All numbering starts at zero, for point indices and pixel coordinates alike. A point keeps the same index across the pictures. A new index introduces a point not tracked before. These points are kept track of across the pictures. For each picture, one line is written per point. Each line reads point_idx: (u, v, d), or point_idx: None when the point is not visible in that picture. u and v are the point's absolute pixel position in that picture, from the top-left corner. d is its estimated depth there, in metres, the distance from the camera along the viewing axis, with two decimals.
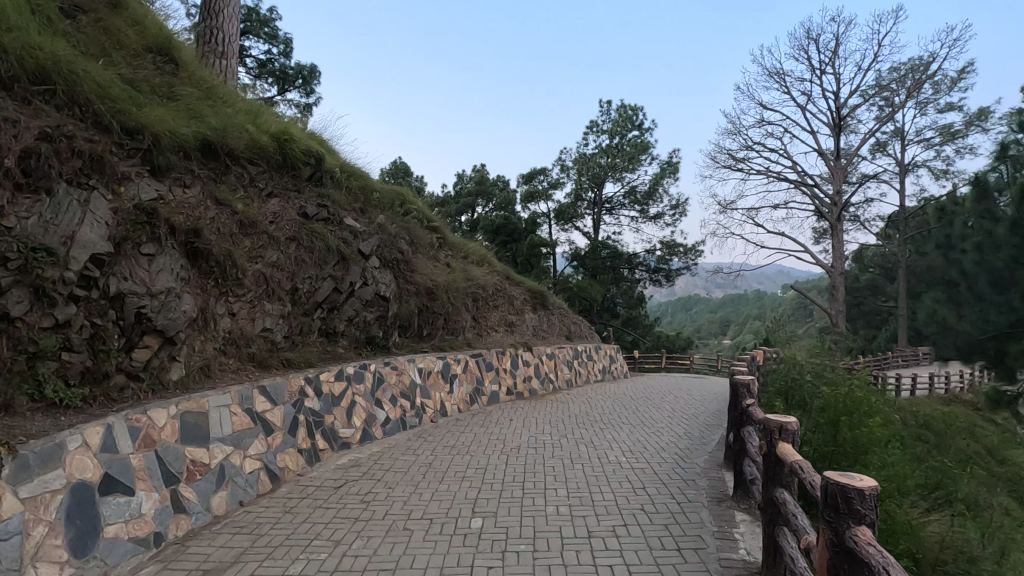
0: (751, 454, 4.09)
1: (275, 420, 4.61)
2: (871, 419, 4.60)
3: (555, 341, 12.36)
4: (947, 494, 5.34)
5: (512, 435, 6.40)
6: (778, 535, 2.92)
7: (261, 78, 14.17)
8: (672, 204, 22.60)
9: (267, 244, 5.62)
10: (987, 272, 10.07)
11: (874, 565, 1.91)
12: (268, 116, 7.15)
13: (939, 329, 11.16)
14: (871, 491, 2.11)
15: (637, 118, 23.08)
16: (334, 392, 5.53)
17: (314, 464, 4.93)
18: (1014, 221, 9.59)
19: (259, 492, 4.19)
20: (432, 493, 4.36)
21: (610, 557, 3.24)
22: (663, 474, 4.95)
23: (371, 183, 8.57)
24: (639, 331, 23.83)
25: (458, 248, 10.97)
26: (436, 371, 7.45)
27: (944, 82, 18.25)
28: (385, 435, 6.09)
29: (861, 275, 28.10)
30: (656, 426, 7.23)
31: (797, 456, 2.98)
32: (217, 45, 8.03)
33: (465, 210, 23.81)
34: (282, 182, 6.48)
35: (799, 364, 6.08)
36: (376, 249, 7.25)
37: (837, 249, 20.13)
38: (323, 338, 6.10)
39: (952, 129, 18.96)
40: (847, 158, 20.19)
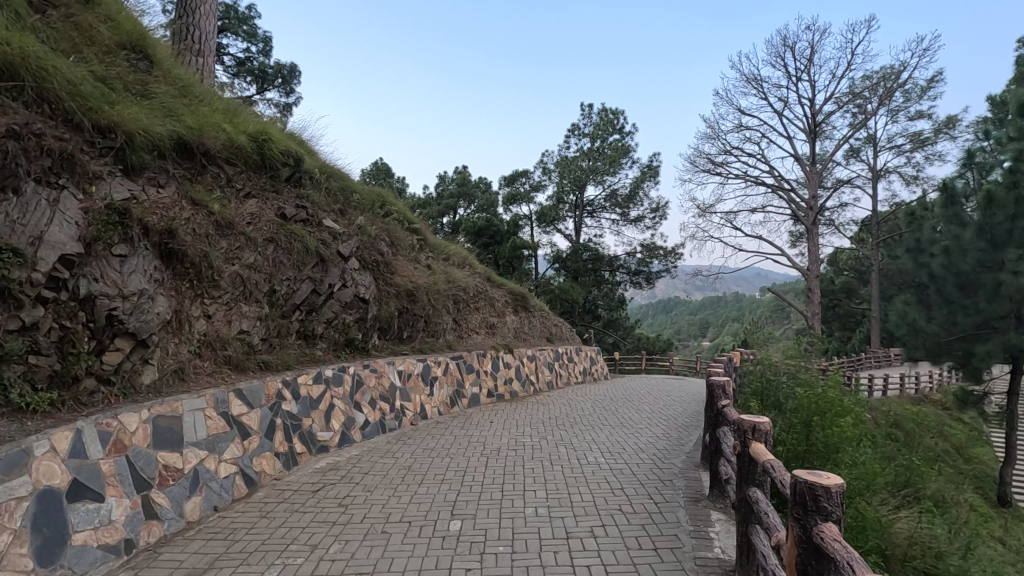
0: (726, 454, 4.17)
1: (252, 424, 4.55)
2: (842, 419, 4.72)
3: (536, 343, 12.41)
4: (915, 492, 5.52)
5: (492, 437, 6.40)
6: (750, 534, 2.97)
7: (239, 77, 13.97)
8: (653, 207, 22.77)
9: (244, 246, 5.55)
10: (954, 275, 10.36)
11: (838, 561, 1.96)
12: (246, 115, 7.04)
13: (909, 331, 11.43)
14: (838, 489, 2.17)
15: (618, 121, 23.24)
16: (313, 395, 5.48)
17: (291, 467, 4.89)
18: (980, 226, 9.99)
19: (234, 497, 4.13)
20: (411, 496, 4.34)
21: (587, 558, 3.27)
22: (642, 474, 5.01)
23: (351, 185, 8.50)
24: (619, 332, 24.04)
25: (440, 250, 10.94)
26: (416, 374, 7.41)
27: (915, 90, 18.71)
28: (365, 438, 6.05)
29: (836, 278, 28.69)
30: (636, 428, 7.30)
31: (769, 456, 3.04)
32: (193, 43, 7.90)
33: (446, 211, 23.75)
34: (260, 182, 6.41)
35: (774, 365, 6.21)
36: (356, 251, 7.20)
37: (813, 252, 20.52)
38: (301, 341, 6.05)
39: (922, 136, 19.46)
40: (822, 163, 20.60)
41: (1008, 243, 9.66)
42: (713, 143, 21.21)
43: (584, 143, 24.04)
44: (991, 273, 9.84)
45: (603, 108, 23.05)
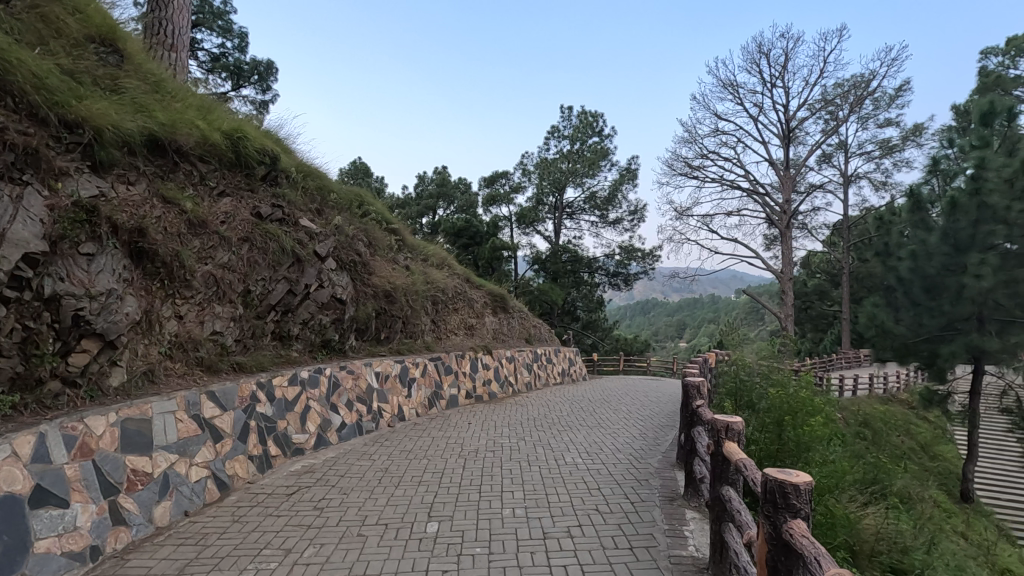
0: (700, 454, 4.22)
1: (224, 426, 4.46)
2: (813, 418, 4.83)
3: (515, 344, 12.42)
4: (882, 490, 5.67)
5: (470, 439, 6.39)
6: (724, 532, 3.03)
7: (214, 72, 13.71)
8: (632, 209, 23.00)
9: (217, 245, 5.45)
10: (921, 279, 10.65)
11: (806, 556, 2.00)
12: (220, 112, 6.91)
13: (877, 332, 11.73)
14: (806, 486, 2.22)
15: (598, 124, 23.41)
16: (288, 397, 5.40)
17: (265, 470, 4.81)
18: (944, 231, 10.30)
19: (205, 502, 4.04)
20: (388, 498, 4.31)
21: (564, 558, 3.28)
22: (618, 474, 5.06)
23: (329, 184, 8.40)
24: (598, 334, 24.22)
25: (418, 251, 10.88)
26: (394, 375, 7.36)
27: (884, 99, 19.27)
28: (341, 440, 5.99)
29: (809, 281, 29.34)
30: (614, 428, 7.36)
31: (741, 454, 3.09)
32: (165, 38, 7.72)
33: (426, 212, 23.63)
34: (234, 181, 6.30)
35: (748, 365, 6.33)
36: (333, 251, 7.12)
37: (786, 254, 20.94)
38: (276, 342, 5.96)
39: (891, 143, 20.02)
40: (796, 168, 21.05)
41: (971, 247, 9.99)
42: (690, 147, 21.52)
43: (564, 146, 24.14)
44: (955, 276, 10.17)
45: (583, 110, 23.20)
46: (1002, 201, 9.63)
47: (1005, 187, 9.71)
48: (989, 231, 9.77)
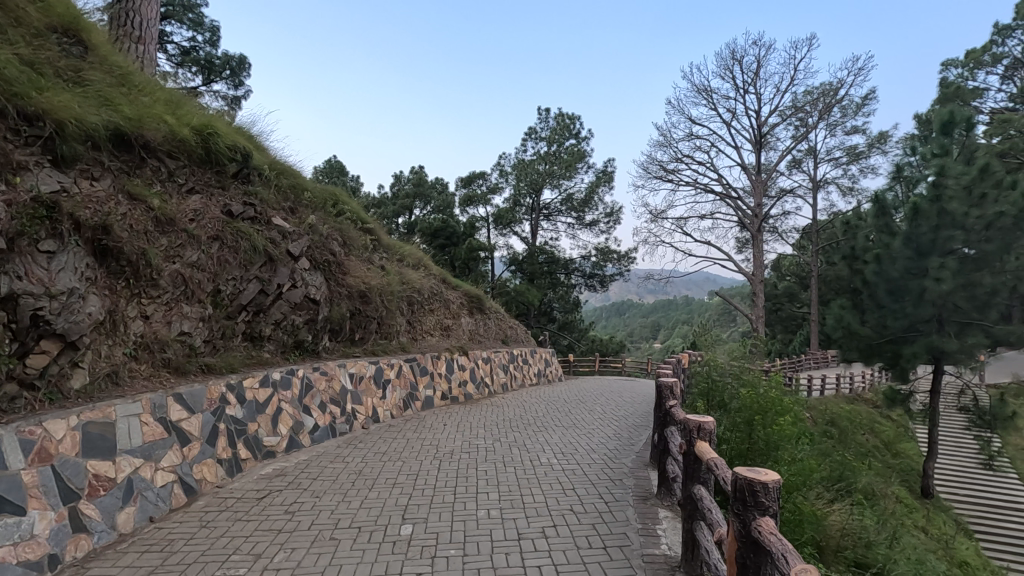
0: (673, 453, 4.28)
1: (192, 429, 4.35)
2: (782, 418, 4.94)
3: (491, 345, 12.41)
4: (847, 487, 5.85)
5: (445, 440, 6.36)
6: (695, 530, 3.08)
7: (183, 66, 13.37)
8: (608, 211, 23.23)
9: (186, 243, 5.31)
10: (885, 282, 10.99)
11: (773, 552, 2.05)
12: (189, 107, 6.73)
13: (844, 333, 12.07)
14: (775, 484, 2.27)
15: (574, 126, 23.57)
16: (259, 399, 5.29)
17: (235, 474, 4.70)
18: (907, 236, 10.64)
19: (172, 507, 3.93)
20: (362, 501, 4.26)
21: (539, 559, 3.29)
22: (593, 474, 5.10)
23: (302, 182, 8.27)
24: (574, 334, 24.36)
25: (394, 251, 10.78)
26: (369, 376, 7.27)
27: (851, 106, 19.82)
28: (314, 443, 5.90)
29: (779, 283, 30.03)
30: (589, 428, 7.41)
31: (713, 453, 3.14)
32: (133, 29, 7.51)
33: (402, 211, 23.47)
34: (204, 178, 6.16)
35: (719, 366, 6.44)
36: (306, 250, 7.01)
37: (757, 257, 21.37)
38: (247, 342, 5.83)
39: (857, 150, 20.62)
40: (767, 172, 21.52)
41: (932, 251, 10.34)
42: (665, 150, 21.82)
43: (541, 147, 24.22)
44: (917, 280, 10.52)
45: (560, 112, 23.34)
46: (961, 207, 10.00)
47: (963, 194, 10.08)
48: (949, 236, 10.13)
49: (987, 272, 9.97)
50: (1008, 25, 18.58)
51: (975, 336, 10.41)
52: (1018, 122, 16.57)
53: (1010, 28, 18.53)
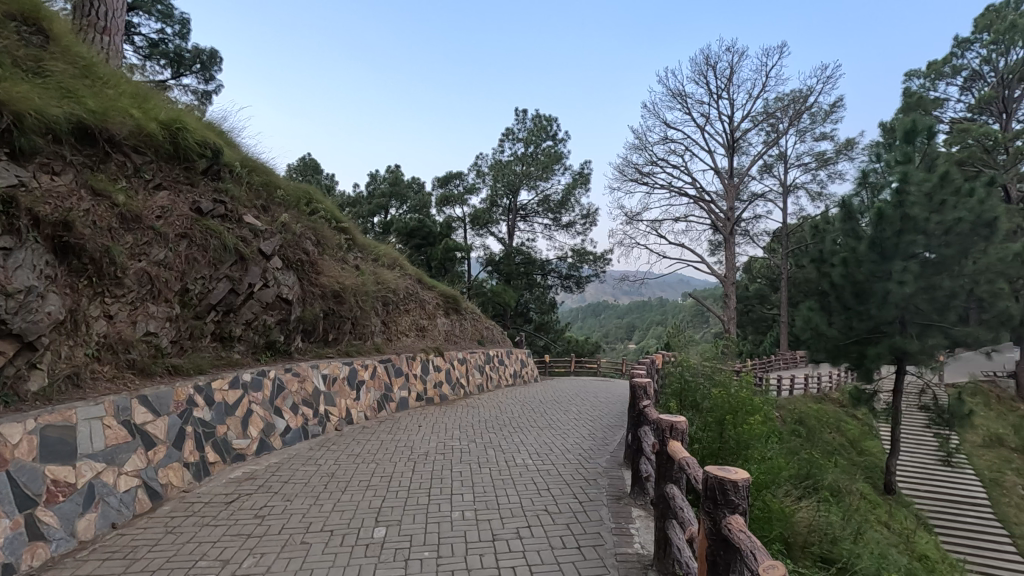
0: (646, 453, 4.34)
1: (158, 432, 4.23)
2: (753, 417, 5.04)
3: (467, 346, 12.37)
4: (814, 485, 6.01)
5: (420, 441, 6.32)
6: (667, 528, 3.12)
7: (151, 59, 12.97)
8: (584, 213, 23.40)
9: (152, 241, 5.16)
10: (851, 285, 11.31)
11: (743, 549, 2.09)
12: (157, 101, 6.55)
13: (812, 334, 12.38)
14: (744, 482, 2.31)
15: (551, 128, 23.68)
16: (228, 401, 5.17)
17: (202, 478, 4.58)
18: (872, 240, 10.97)
19: (135, 513, 3.82)
20: (334, 503, 4.20)
21: (512, 560, 3.29)
22: (567, 474, 5.13)
23: (275, 180, 8.12)
24: (550, 335, 24.45)
25: (369, 250, 10.66)
26: (342, 378, 7.17)
27: (820, 113, 20.35)
28: (285, 445, 5.80)
29: (750, 285, 30.69)
30: (564, 429, 7.46)
31: (685, 452, 3.18)
32: (97, 19, 7.26)
33: (377, 211, 23.23)
34: (172, 174, 6.00)
35: (691, 366, 6.53)
36: (278, 249, 6.87)
37: (729, 259, 21.78)
38: (216, 343, 5.70)
39: (826, 156, 21.18)
40: (739, 177, 21.95)
41: (895, 255, 10.68)
42: (640, 154, 22.07)
43: (518, 148, 24.26)
44: (882, 283, 10.86)
45: (537, 114, 23.42)
46: (923, 213, 10.35)
47: (925, 200, 10.44)
48: (911, 241, 10.48)
49: (947, 275, 10.35)
50: (967, 38, 19.32)
51: (935, 337, 10.80)
52: (975, 132, 17.26)
53: (968, 41, 19.28)
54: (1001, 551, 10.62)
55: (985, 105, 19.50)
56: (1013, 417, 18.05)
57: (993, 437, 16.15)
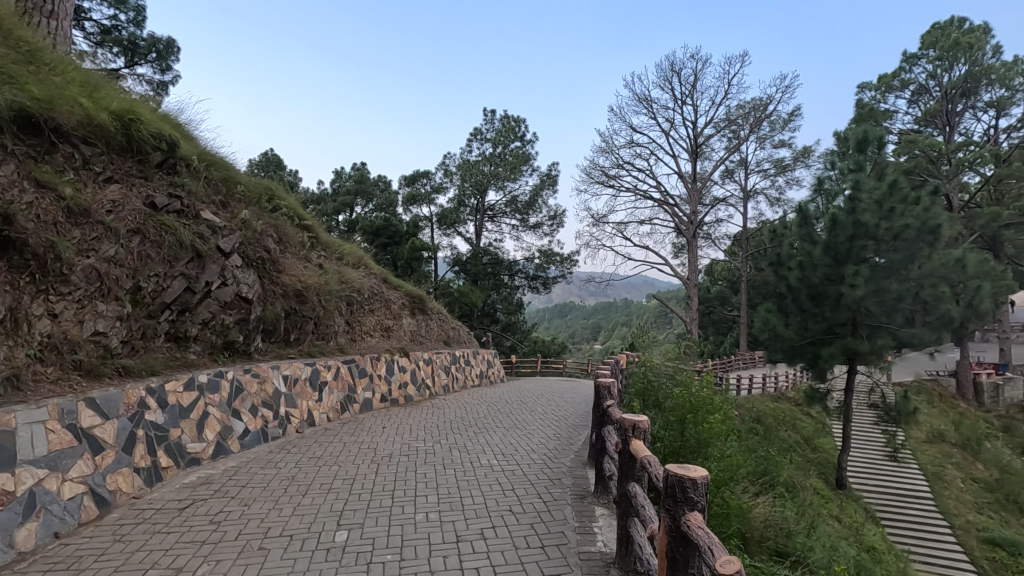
0: (610, 452, 4.38)
1: (107, 437, 4.05)
2: (712, 416, 5.17)
3: (433, 346, 12.27)
4: (770, 482, 6.20)
5: (384, 443, 6.23)
6: (629, 526, 3.16)
7: (103, 46, 12.40)
8: (551, 214, 23.56)
9: (102, 237, 4.95)
10: (807, 288, 11.72)
11: (701, 545, 2.14)
12: (109, 90, 6.27)
13: (770, 335, 12.79)
14: (703, 480, 2.36)
15: (519, 129, 23.76)
16: (183, 403, 4.98)
17: (154, 484, 4.40)
18: (826, 245, 11.37)
19: (81, 521, 3.64)
20: (294, 508, 4.10)
21: (477, 561, 3.28)
22: (532, 474, 5.15)
23: (236, 175, 7.88)
24: (517, 335, 24.51)
25: (333, 248, 10.45)
26: (304, 379, 7.01)
27: (778, 122, 21.03)
28: (243, 448, 5.63)
29: (712, 287, 31.47)
30: (529, 429, 7.48)
31: (647, 451, 3.23)
32: (44, 3, 6.89)
33: (342, 209, 22.83)
34: (124, 167, 5.78)
35: (654, 366, 6.65)
36: (238, 247, 6.68)
37: (692, 262, 22.27)
38: (171, 343, 5.49)
39: (784, 162, 21.91)
40: (702, 181, 22.49)
41: (847, 259, 11.12)
42: (606, 157, 22.34)
43: (486, 149, 24.23)
44: (835, 286, 11.30)
45: (505, 115, 23.46)
46: (873, 219, 10.82)
47: (875, 207, 10.91)
48: (862, 246, 10.93)
49: (895, 279, 10.86)
50: (914, 54, 20.29)
51: (883, 338, 11.31)
52: (921, 143, 18.13)
53: (916, 56, 20.26)
54: (942, 541, 11.18)
55: (930, 118, 20.53)
56: (953, 414, 19.05)
57: (935, 433, 17.01)
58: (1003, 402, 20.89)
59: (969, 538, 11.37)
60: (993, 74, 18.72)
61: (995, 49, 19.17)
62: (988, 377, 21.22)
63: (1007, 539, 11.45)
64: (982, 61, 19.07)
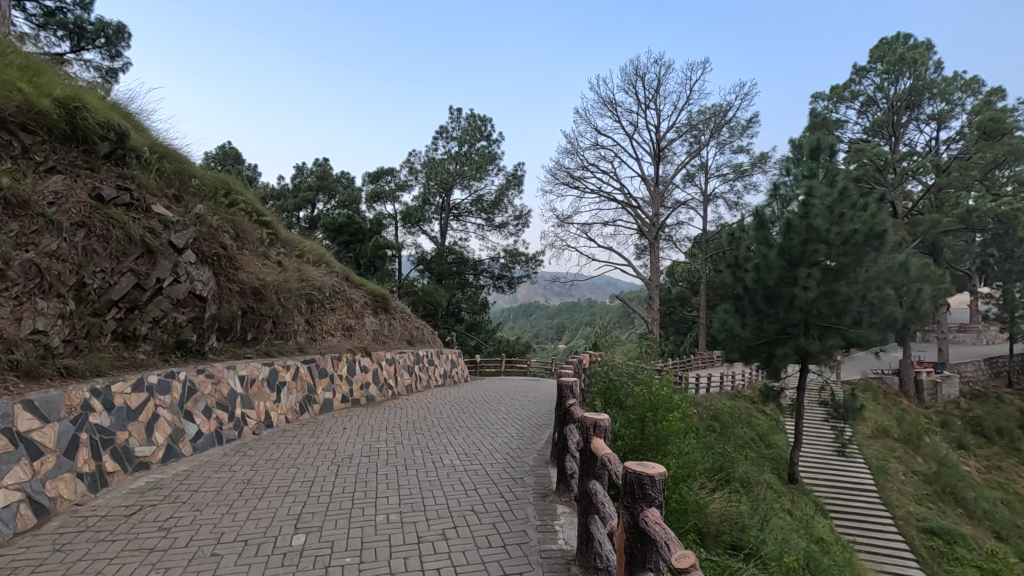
0: (571, 450, 4.43)
1: (46, 441, 3.83)
2: (672, 414, 5.29)
3: (396, 345, 12.13)
4: (726, 478, 6.41)
5: (345, 444, 6.13)
6: (590, 524, 3.20)
7: (46, 28, 11.73)
8: (517, 214, 23.61)
9: (42, 230, 4.73)
10: (763, 289, 12.11)
11: (658, 540, 2.18)
12: (52, 75, 5.95)
13: (727, 335, 13.18)
14: (661, 477, 2.41)
15: (485, 128, 23.72)
16: (131, 405, 4.77)
17: (99, 490, 4.20)
18: (781, 248, 11.76)
19: (17, 531, 3.43)
20: (249, 512, 3.98)
21: (438, 561, 3.26)
22: (494, 474, 5.15)
23: (190, 168, 7.59)
24: (481, 335, 24.46)
25: (292, 245, 10.18)
26: (262, 379, 6.82)
27: (737, 128, 21.64)
28: (196, 451, 5.43)
29: (673, 288, 32.18)
30: (493, 429, 7.48)
31: (607, 449, 3.28)
32: None
33: (303, 205, 22.29)
34: (68, 157, 5.51)
35: (616, 366, 6.75)
36: (192, 243, 6.45)
37: (654, 263, 22.71)
38: (118, 342, 5.24)
39: (742, 168, 22.56)
40: (664, 184, 22.95)
41: (800, 262, 11.55)
42: (571, 158, 22.49)
43: (451, 147, 24.07)
44: (788, 287, 11.72)
45: (471, 114, 23.38)
46: (824, 224, 11.26)
47: (827, 213, 11.37)
48: (814, 250, 11.35)
49: (845, 282, 11.46)
50: (863, 67, 21.22)
51: (833, 338, 11.81)
52: (869, 152, 18.99)
53: (865, 69, 21.19)
54: (885, 531, 11.75)
55: (877, 129, 21.53)
56: (896, 410, 20.04)
57: (880, 429, 17.84)
58: (941, 398, 22.11)
59: (909, 528, 11.99)
60: (934, 88, 19.77)
61: (937, 65, 20.25)
62: (927, 375, 22.40)
63: (943, 528, 12.13)
64: (924, 75, 20.12)
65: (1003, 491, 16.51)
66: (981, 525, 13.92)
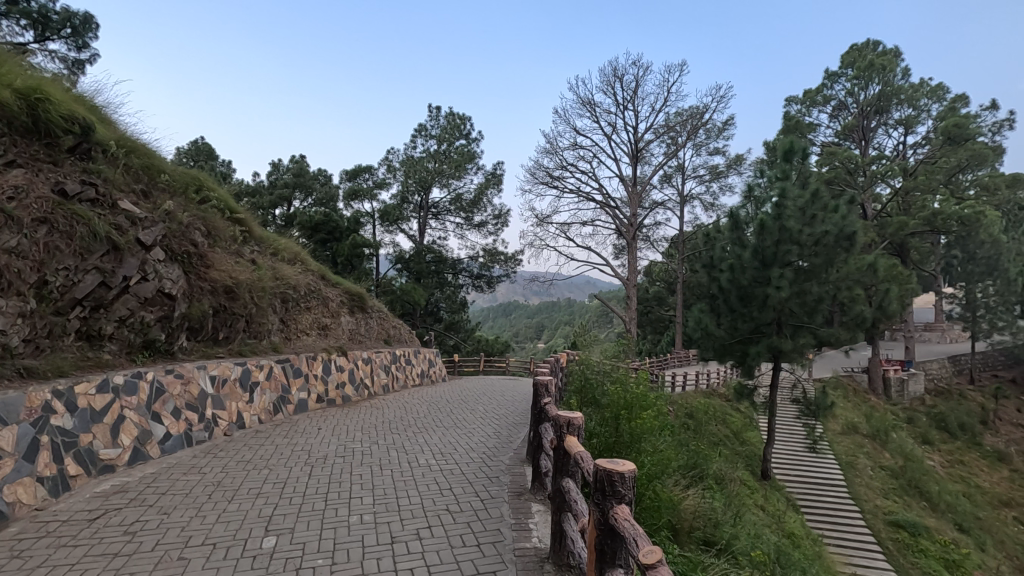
0: (545, 448, 4.43)
1: (4, 444, 3.70)
2: (645, 412, 5.35)
3: (373, 345, 12.02)
4: (700, 474, 6.50)
5: (319, 444, 6.05)
6: (562, 521, 3.21)
7: (8, 17, 11.24)
8: (496, 214, 23.58)
9: (2, 225, 4.55)
10: (737, 289, 12.33)
11: (626, 536, 2.21)
12: (14, 63, 5.75)
13: (702, 334, 13.38)
14: (630, 474, 2.44)
15: (465, 127, 23.65)
16: (95, 407, 4.63)
17: (60, 494, 4.07)
18: (755, 248, 11.99)
19: None
20: (218, 514, 3.90)
21: (411, 561, 3.24)
22: (470, 473, 5.13)
23: (159, 163, 7.39)
24: (460, 334, 24.39)
25: (267, 243, 10.00)
26: (233, 379, 6.68)
27: (714, 129, 21.95)
28: (164, 453, 5.31)
29: (650, 287, 32.50)
30: (470, 428, 7.45)
31: (580, 447, 3.30)
32: None
33: (279, 202, 21.89)
34: (30, 151, 5.35)
35: (592, 365, 6.78)
36: (161, 240, 6.29)
37: (632, 263, 22.93)
38: (82, 342, 5.09)
39: (718, 169, 22.90)
40: (642, 185, 23.16)
41: (773, 262, 11.77)
42: (551, 157, 22.48)
43: (430, 145, 23.91)
44: (761, 287, 11.94)
45: (450, 112, 23.26)
46: (797, 225, 11.47)
47: (799, 214, 11.59)
48: (787, 250, 11.56)
49: (815, 282, 11.71)
50: (835, 72, 21.72)
51: (804, 337, 12.08)
52: (840, 155, 19.48)
53: (837, 74, 21.67)
54: (853, 524, 12.07)
55: (848, 132, 22.06)
56: (865, 407, 20.58)
57: (849, 426, 18.28)
58: (907, 395, 22.78)
59: (876, 521, 12.33)
60: (902, 94, 20.28)
61: (905, 72, 20.84)
62: (894, 373, 23.03)
63: (908, 521, 12.48)
64: (893, 82, 20.67)
65: (965, 484, 17.08)
66: (944, 517, 14.37)
